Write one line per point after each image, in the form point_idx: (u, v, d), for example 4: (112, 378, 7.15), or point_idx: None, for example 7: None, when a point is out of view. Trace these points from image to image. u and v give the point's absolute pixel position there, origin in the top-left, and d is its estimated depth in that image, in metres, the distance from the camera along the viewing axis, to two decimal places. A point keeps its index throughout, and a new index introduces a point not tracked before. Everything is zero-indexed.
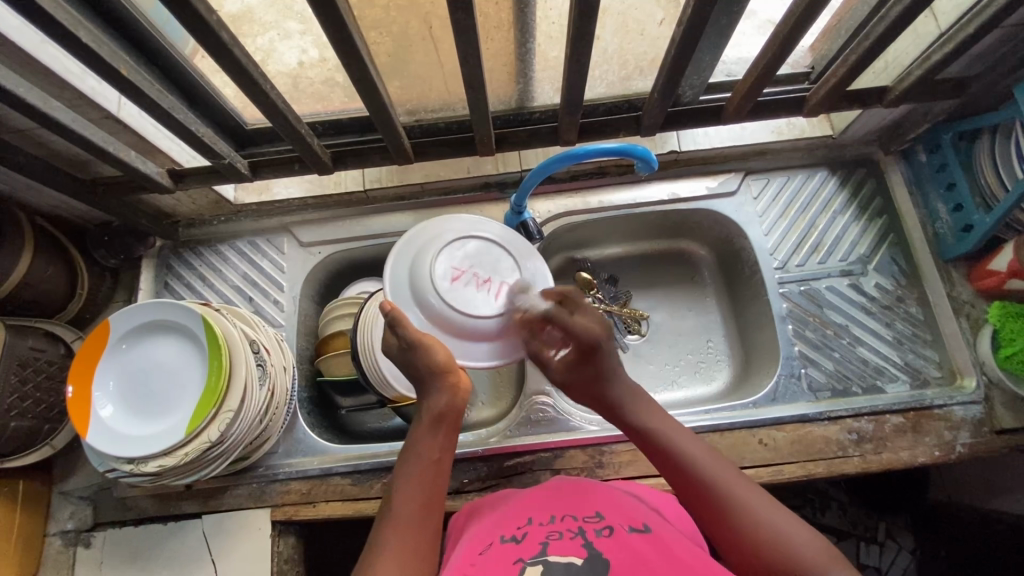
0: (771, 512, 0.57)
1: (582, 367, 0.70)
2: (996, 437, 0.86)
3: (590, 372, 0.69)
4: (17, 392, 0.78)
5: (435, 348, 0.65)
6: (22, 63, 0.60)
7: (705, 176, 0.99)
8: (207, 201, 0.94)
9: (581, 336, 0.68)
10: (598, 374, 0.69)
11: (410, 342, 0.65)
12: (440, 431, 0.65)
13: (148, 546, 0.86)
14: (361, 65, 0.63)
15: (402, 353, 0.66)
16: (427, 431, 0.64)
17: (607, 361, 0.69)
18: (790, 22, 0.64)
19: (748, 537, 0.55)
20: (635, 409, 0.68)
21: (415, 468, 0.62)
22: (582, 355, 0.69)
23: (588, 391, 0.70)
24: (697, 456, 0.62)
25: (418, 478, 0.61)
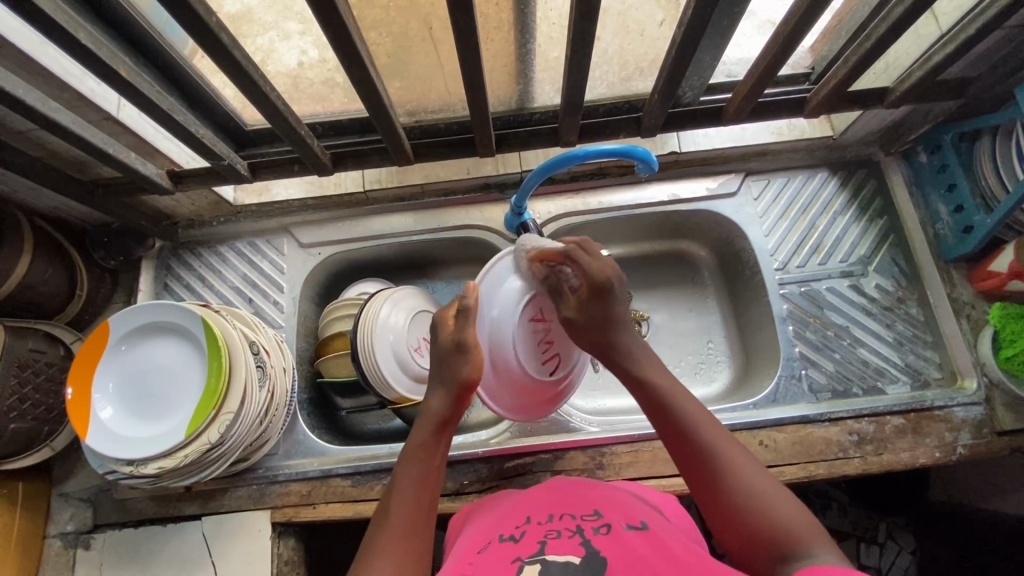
0: (766, 484, 0.56)
1: (595, 307, 0.69)
2: (996, 438, 0.85)
3: (600, 313, 0.69)
4: (16, 394, 0.78)
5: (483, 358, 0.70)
6: (21, 64, 0.60)
7: (705, 177, 0.99)
8: (207, 202, 0.94)
9: (593, 274, 0.69)
10: (608, 318, 0.69)
11: (463, 340, 0.69)
12: (443, 438, 0.66)
13: (148, 548, 0.86)
14: (360, 67, 0.63)
15: (450, 349, 0.70)
16: (431, 437, 0.65)
17: (618, 306, 0.70)
18: (791, 23, 0.64)
19: (736, 502, 0.56)
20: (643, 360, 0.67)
21: (417, 472, 0.62)
22: (595, 292, 0.69)
23: (592, 334, 0.70)
24: (695, 420, 0.61)
25: (415, 480, 0.62)
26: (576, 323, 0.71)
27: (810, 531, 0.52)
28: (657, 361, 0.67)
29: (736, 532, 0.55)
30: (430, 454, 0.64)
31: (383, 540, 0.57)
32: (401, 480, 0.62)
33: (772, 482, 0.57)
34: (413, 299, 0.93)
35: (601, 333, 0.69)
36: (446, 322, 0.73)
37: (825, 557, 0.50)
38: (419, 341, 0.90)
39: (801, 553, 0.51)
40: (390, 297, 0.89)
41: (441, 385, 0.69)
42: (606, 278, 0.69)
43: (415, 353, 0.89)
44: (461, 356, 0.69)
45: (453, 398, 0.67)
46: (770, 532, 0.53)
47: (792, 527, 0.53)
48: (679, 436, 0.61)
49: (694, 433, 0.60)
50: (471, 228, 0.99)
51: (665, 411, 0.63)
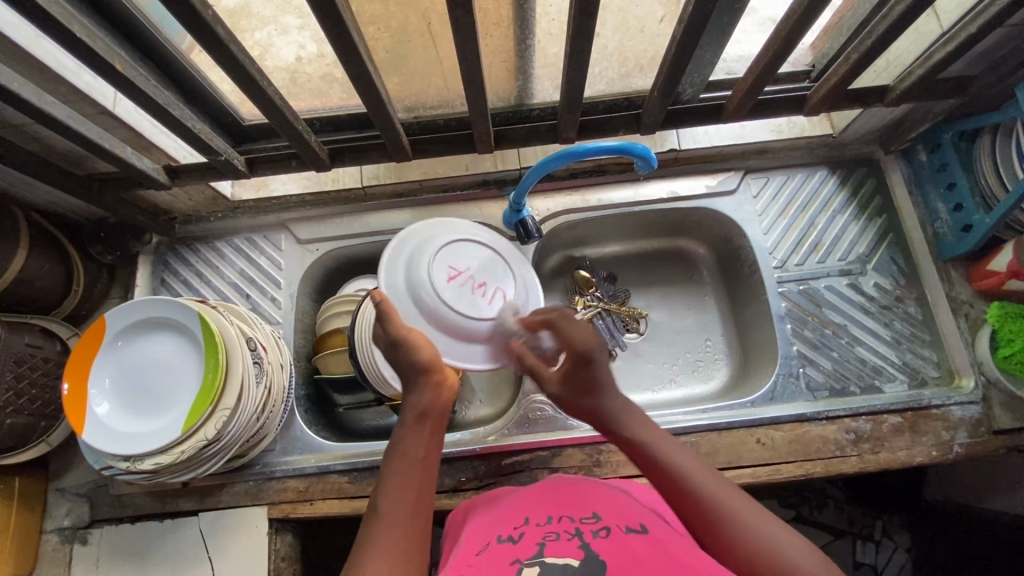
0: (771, 527, 0.54)
1: (578, 375, 0.65)
2: (993, 437, 0.86)
3: (586, 379, 0.64)
4: (12, 389, 0.78)
5: (420, 345, 0.63)
6: (15, 57, 0.59)
7: (704, 175, 0.99)
8: (204, 198, 0.93)
9: (575, 344, 0.64)
10: (594, 385, 0.64)
11: (392, 338, 0.62)
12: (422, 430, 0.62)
13: (145, 544, 0.86)
14: (358, 61, 0.62)
15: (390, 347, 0.63)
16: (410, 434, 0.61)
17: (604, 370, 0.64)
18: (791, 20, 0.64)
19: (747, 554, 0.52)
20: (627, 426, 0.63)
21: (403, 467, 0.59)
22: (577, 362, 0.64)
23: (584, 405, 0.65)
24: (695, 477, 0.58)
25: (403, 477, 0.59)
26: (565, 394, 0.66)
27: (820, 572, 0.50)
28: (639, 413, 0.64)
29: None
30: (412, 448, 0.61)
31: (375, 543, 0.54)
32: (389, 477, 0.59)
33: (776, 524, 0.54)
34: None
35: (588, 401, 0.65)
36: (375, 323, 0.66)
37: None
38: None
39: None
40: None
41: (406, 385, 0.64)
42: (584, 346, 0.63)
43: None
44: (397, 353, 0.63)
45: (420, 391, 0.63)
46: None
47: (809, 575, 0.50)
48: (683, 496, 0.57)
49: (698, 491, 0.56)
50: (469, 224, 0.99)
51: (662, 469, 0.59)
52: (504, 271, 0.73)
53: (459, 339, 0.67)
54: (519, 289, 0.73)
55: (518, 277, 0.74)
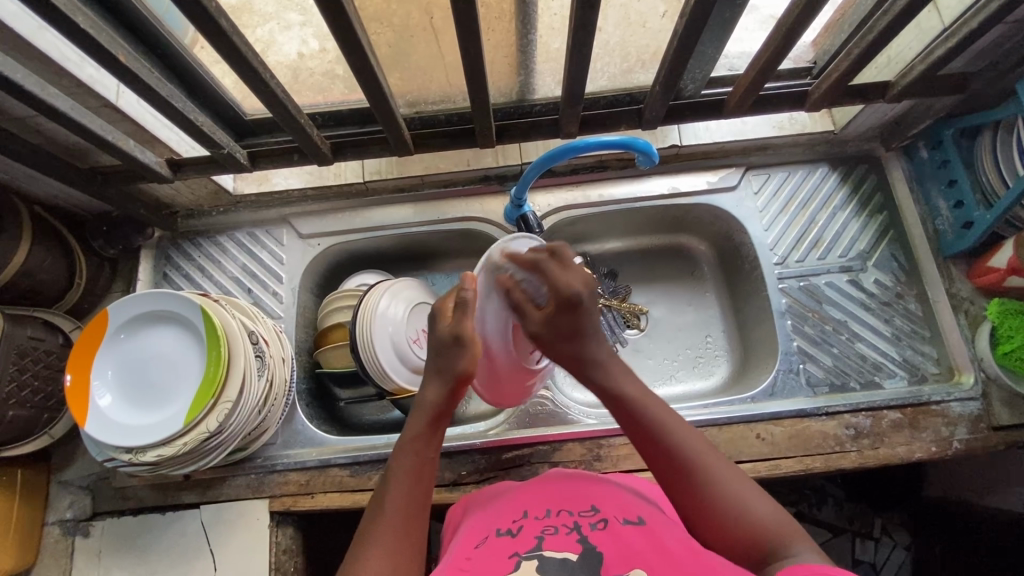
0: (740, 483, 0.58)
1: (561, 320, 0.65)
2: (993, 433, 0.86)
3: (569, 325, 0.65)
4: (15, 380, 0.78)
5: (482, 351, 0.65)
6: (19, 49, 0.59)
7: (706, 171, 0.99)
8: (206, 191, 0.94)
9: (559, 287, 0.65)
10: (576, 330, 0.65)
11: (460, 334, 0.65)
12: (434, 431, 0.64)
13: (147, 536, 0.86)
14: (361, 55, 0.62)
15: (449, 342, 0.65)
16: (423, 432, 0.63)
17: (590, 319, 0.65)
18: (793, 15, 0.64)
19: (715, 504, 0.56)
20: (606, 373, 0.65)
21: (411, 466, 0.61)
22: (561, 306, 0.65)
23: (563, 346, 0.66)
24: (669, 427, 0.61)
25: (409, 475, 0.61)
26: (544, 336, 0.67)
27: (785, 528, 0.54)
28: (621, 362, 0.66)
29: (715, 536, 0.56)
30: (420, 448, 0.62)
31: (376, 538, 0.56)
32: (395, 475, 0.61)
33: (743, 479, 0.58)
34: (412, 291, 0.92)
35: (570, 345, 0.65)
36: (442, 313, 0.68)
37: (804, 555, 0.51)
38: (419, 332, 0.90)
39: (782, 550, 0.52)
40: (390, 288, 0.89)
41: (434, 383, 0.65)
42: (572, 291, 0.65)
43: (414, 345, 0.89)
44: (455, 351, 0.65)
45: (445, 393, 0.64)
46: (751, 534, 0.54)
47: (770, 528, 0.54)
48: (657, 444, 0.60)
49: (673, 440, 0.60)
50: (470, 219, 0.99)
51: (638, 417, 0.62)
52: None
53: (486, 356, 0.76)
54: None
55: None
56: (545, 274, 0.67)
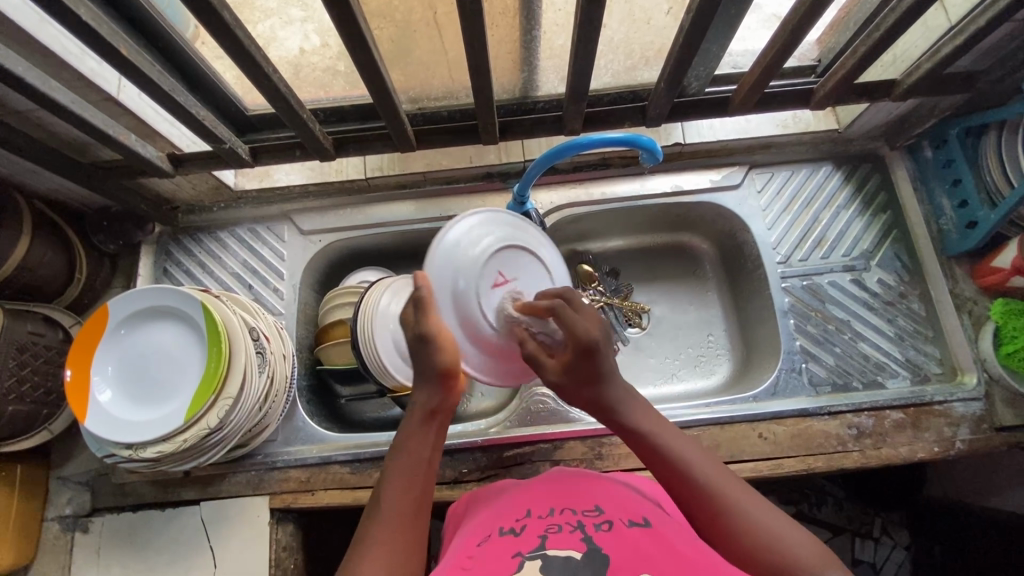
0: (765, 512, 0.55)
1: (579, 366, 0.61)
2: (995, 434, 0.85)
3: (587, 370, 0.61)
4: (15, 375, 0.78)
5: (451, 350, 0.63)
6: (20, 41, 0.59)
7: (709, 169, 0.99)
8: (207, 187, 0.93)
9: (578, 335, 0.60)
10: (596, 374, 0.61)
11: (425, 335, 0.62)
12: (429, 428, 0.63)
13: (146, 533, 0.86)
14: (364, 50, 0.62)
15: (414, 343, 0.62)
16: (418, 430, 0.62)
17: (608, 361, 0.61)
18: (799, 12, 0.63)
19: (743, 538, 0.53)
20: (610, 400, 0.62)
21: (409, 467, 0.60)
22: (581, 353, 0.60)
23: (581, 394, 0.63)
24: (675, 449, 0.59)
25: (406, 472, 0.60)
26: (562, 383, 0.63)
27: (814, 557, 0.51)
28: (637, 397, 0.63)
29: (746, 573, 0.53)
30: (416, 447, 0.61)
31: (375, 538, 0.55)
32: (392, 474, 0.60)
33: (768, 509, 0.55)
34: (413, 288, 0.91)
35: (587, 392, 0.62)
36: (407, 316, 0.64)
37: None
38: None
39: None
40: (389, 287, 0.88)
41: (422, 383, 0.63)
42: (590, 340, 0.59)
43: None
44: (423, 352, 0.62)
45: (438, 390, 0.63)
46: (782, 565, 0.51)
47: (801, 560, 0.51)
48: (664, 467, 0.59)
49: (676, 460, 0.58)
50: None
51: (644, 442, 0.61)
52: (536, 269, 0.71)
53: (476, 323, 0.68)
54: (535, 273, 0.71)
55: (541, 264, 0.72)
56: (562, 321, 0.61)
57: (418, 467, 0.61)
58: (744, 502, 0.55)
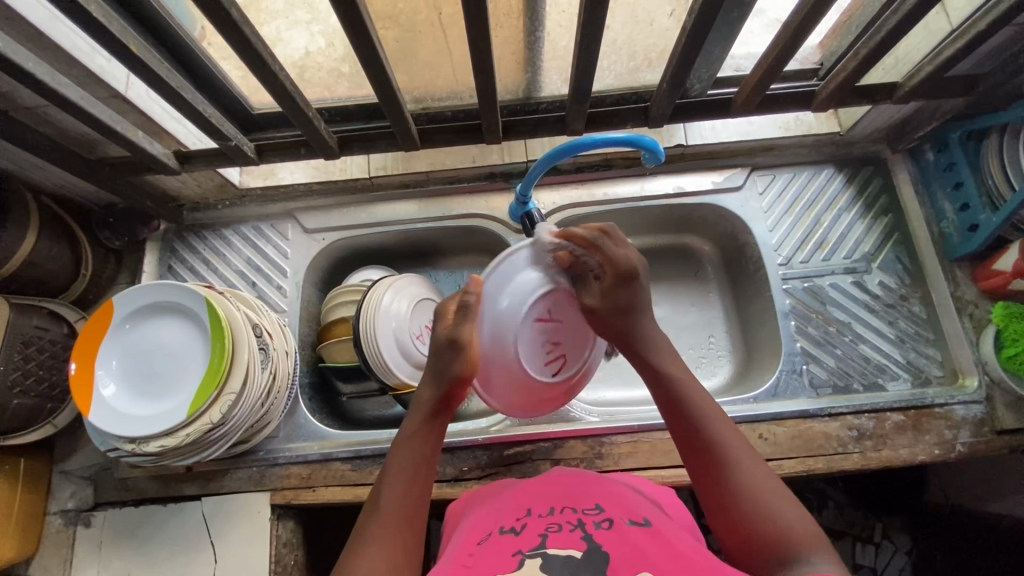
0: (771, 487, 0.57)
1: (619, 294, 0.67)
2: (996, 437, 0.85)
3: (626, 297, 0.67)
4: (20, 369, 0.78)
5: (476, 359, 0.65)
6: (30, 37, 0.60)
7: (711, 171, 0.99)
8: (212, 185, 0.94)
9: (619, 261, 0.66)
10: (634, 306, 0.67)
11: (455, 340, 0.64)
12: (431, 432, 0.64)
13: (148, 527, 0.86)
14: (370, 48, 0.63)
15: (445, 346, 0.65)
16: (421, 433, 0.64)
17: (644, 293, 0.68)
18: (801, 14, 0.64)
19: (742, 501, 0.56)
20: (646, 347, 0.67)
21: (411, 463, 0.62)
22: (620, 281, 0.66)
23: (617, 322, 0.67)
24: (694, 402, 0.63)
25: (405, 476, 0.61)
26: (599, 309, 0.67)
27: (809, 535, 0.53)
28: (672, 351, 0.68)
29: (738, 531, 0.56)
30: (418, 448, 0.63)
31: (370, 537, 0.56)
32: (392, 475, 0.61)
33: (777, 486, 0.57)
34: (415, 287, 0.92)
35: (623, 321, 0.67)
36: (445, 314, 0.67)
37: (821, 564, 0.50)
38: (420, 328, 0.90)
39: (799, 556, 0.51)
40: (392, 286, 0.88)
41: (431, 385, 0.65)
42: (630, 264, 0.66)
43: (416, 340, 0.89)
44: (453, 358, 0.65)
45: (442, 394, 0.65)
46: (774, 535, 0.53)
47: (793, 534, 0.53)
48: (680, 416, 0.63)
49: (693, 412, 0.62)
50: (474, 217, 0.99)
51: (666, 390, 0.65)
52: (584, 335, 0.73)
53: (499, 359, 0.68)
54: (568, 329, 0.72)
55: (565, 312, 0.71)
56: (603, 251, 0.67)
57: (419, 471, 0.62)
58: (741, 458, 0.59)
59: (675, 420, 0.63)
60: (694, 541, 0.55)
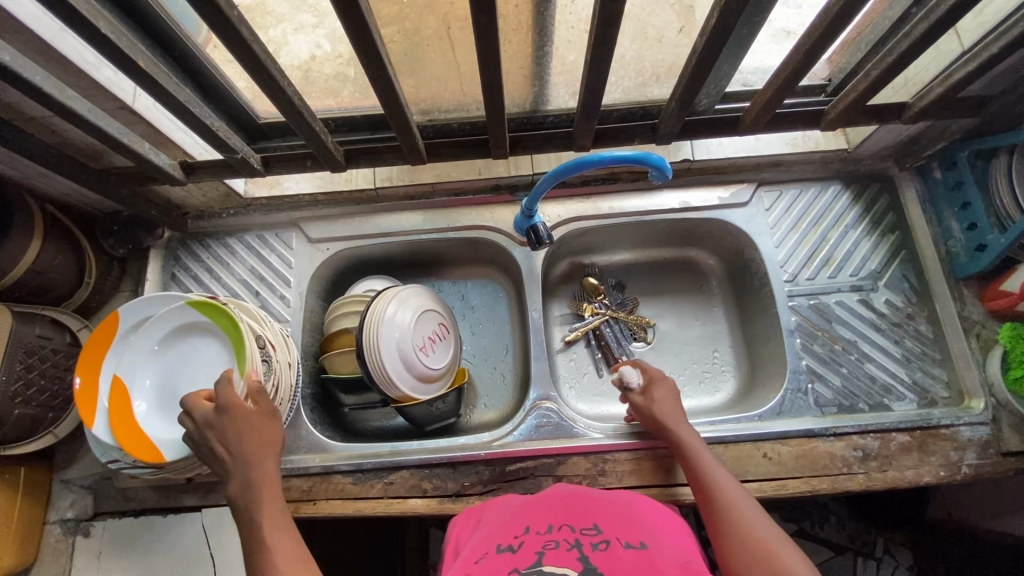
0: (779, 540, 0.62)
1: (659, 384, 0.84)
2: (1002, 460, 0.85)
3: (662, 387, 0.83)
4: (22, 379, 0.78)
5: (252, 412, 0.70)
6: (37, 49, 0.59)
7: (717, 186, 0.99)
8: (217, 194, 0.94)
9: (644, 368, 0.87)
10: (667, 395, 0.82)
11: (231, 408, 0.68)
12: (276, 500, 0.69)
13: (148, 538, 0.86)
14: (379, 65, 0.62)
15: (221, 419, 0.68)
16: (268, 506, 0.68)
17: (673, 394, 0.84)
18: (813, 36, 0.63)
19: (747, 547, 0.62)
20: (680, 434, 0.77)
21: (274, 524, 0.67)
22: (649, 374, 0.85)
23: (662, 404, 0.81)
24: (719, 479, 0.71)
25: (281, 544, 0.65)
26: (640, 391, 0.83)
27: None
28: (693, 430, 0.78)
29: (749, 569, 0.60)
30: (269, 509, 0.67)
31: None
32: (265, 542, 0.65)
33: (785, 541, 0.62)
34: (420, 298, 0.91)
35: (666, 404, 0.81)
36: (201, 404, 0.69)
37: None
38: (425, 339, 0.89)
39: None
40: (396, 296, 0.88)
41: (239, 466, 0.68)
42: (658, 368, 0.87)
43: (421, 352, 0.88)
44: (226, 421, 0.68)
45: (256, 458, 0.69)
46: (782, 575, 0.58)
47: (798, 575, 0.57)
48: (705, 489, 0.71)
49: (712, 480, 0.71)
50: (479, 228, 0.99)
51: (694, 465, 0.73)
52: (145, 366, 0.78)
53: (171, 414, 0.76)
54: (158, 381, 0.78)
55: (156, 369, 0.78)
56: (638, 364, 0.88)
57: (283, 524, 0.67)
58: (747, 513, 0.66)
59: (700, 495, 0.71)
60: (688, 562, 0.55)
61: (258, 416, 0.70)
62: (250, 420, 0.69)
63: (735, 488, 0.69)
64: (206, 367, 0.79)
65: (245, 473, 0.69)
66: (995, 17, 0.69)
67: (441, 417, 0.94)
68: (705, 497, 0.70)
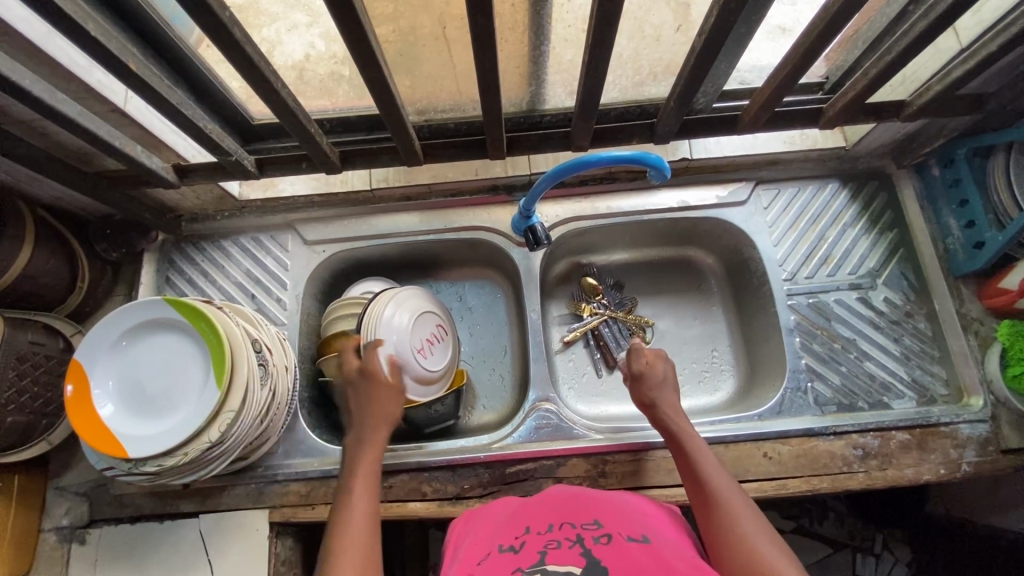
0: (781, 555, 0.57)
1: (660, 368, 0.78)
2: (1001, 457, 0.85)
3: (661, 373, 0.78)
4: (15, 386, 0.77)
5: (388, 383, 0.80)
6: (27, 53, 0.58)
7: (715, 185, 0.98)
8: (211, 196, 0.93)
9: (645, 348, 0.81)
10: (664, 384, 0.77)
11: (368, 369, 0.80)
12: (374, 460, 0.74)
13: (145, 545, 0.85)
14: (374, 66, 0.61)
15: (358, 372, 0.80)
16: (367, 462, 0.73)
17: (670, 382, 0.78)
18: (812, 34, 0.63)
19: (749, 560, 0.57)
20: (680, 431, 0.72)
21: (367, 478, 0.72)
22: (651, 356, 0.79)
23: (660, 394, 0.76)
24: (718, 483, 0.66)
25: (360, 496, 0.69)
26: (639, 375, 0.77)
27: None
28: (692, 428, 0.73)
29: None
30: (367, 466, 0.73)
31: (343, 547, 0.63)
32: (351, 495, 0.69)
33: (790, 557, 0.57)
34: (418, 299, 0.91)
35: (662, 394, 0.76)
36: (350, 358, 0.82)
37: None
38: (422, 341, 0.88)
39: None
40: (393, 299, 0.87)
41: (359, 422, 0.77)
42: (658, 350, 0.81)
43: (418, 354, 0.87)
44: (364, 386, 0.79)
45: (372, 421, 0.77)
46: None
47: None
48: (699, 488, 0.67)
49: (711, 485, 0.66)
50: (476, 229, 0.99)
51: (689, 462, 0.69)
52: (116, 368, 0.76)
53: (143, 417, 0.74)
54: (128, 383, 0.76)
55: (125, 371, 0.76)
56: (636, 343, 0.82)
57: (371, 485, 0.71)
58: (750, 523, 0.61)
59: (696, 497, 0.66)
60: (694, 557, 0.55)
61: (392, 388, 0.80)
62: (382, 391, 0.79)
63: (730, 489, 0.65)
64: (176, 366, 0.76)
65: (362, 429, 0.76)
66: (993, 15, 0.69)
67: (440, 419, 0.94)
68: (698, 496, 0.66)
